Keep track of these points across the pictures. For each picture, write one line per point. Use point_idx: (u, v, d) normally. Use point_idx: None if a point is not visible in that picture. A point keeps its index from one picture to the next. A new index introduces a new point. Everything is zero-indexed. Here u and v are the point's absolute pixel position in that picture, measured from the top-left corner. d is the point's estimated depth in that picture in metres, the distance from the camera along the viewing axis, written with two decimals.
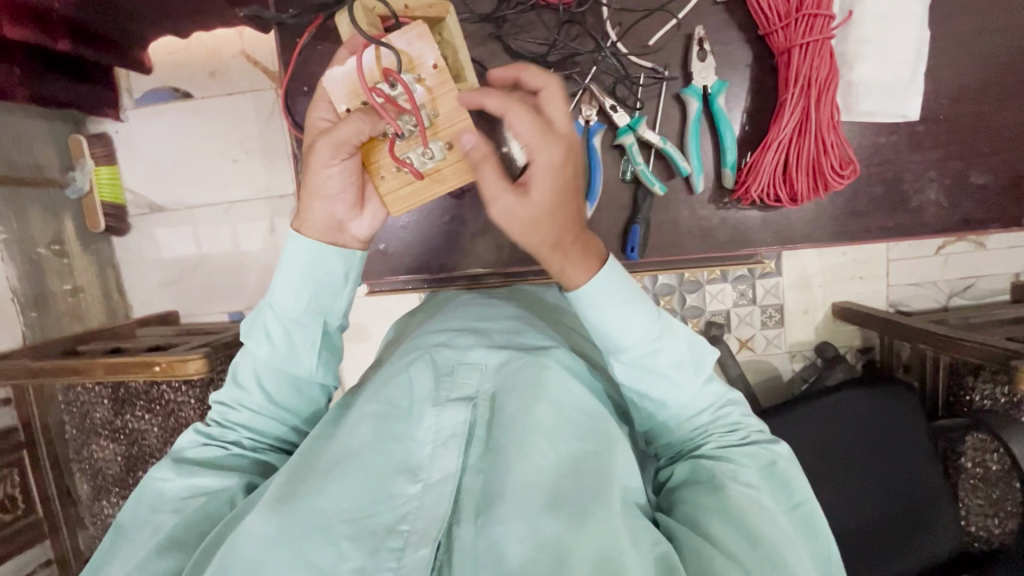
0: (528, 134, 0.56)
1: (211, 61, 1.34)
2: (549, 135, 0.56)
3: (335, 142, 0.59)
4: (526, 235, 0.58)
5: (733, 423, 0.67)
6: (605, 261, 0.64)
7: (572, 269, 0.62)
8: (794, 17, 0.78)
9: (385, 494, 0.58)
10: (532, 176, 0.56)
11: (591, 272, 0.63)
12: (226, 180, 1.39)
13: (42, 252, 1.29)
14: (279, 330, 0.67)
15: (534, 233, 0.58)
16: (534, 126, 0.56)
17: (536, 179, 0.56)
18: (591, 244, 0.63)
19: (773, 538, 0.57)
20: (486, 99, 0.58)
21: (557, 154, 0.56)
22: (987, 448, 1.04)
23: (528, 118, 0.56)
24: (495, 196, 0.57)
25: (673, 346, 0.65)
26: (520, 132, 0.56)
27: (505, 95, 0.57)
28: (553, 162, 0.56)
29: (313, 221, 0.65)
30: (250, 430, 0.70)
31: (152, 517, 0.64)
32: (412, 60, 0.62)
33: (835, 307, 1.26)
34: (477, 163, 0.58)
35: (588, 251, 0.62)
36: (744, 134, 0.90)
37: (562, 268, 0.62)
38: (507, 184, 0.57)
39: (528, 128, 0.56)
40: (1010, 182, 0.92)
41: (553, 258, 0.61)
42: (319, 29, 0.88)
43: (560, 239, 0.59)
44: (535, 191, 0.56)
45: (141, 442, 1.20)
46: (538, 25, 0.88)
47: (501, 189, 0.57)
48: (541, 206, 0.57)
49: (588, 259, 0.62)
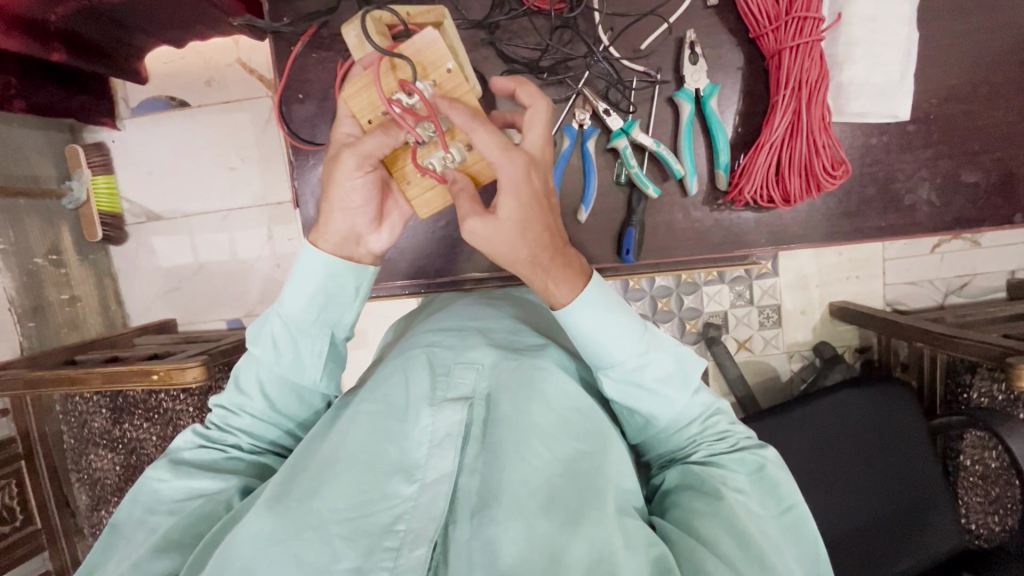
0: (488, 150, 0.57)
1: (207, 71, 1.35)
2: (510, 149, 0.56)
3: (361, 154, 0.60)
4: (502, 254, 0.58)
5: (722, 431, 0.67)
6: (589, 278, 0.64)
7: (556, 287, 0.62)
8: (783, 20, 0.79)
9: (380, 494, 0.57)
10: (498, 193, 0.57)
11: (576, 291, 0.63)
12: (223, 189, 1.40)
13: (39, 262, 1.29)
14: (286, 339, 0.67)
15: (506, 249, 0.58)
16: (496, 143, 0.56)
17: (502, 196, 0.57)
18: (573, 261, 0.63)
19: (763, 543, 0.57)
20: (451, 113, 0.57)
21: (517, 170, 0.57)
22: (986, 445, 1.04)
23: (489, 136, 0.56)
24: (466, 215, 0.58)
25: (661, 360, 0.65)
26: (481, 149, 0.57)
27: (470, 114, 0.57)
28: (513, 178, 0.56)
29: (331, 234, 0.65)
30: (251, 435, 0.70)
31: (149, 517, 0.64)
32: (426, 66, 0.62)
33: (832, 307, 1.26)
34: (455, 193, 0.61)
35: (570, 269, 0.62)
36: (736, 136, 0.91)
37: (546, 285, 0.62)
38: (480, 207, 0.59)
39: (492, 145, 0.56)
40: (1001, 180, 0.93)
41: (535, 276, 0.61)
42: (313, 37, 0.88)
43: (536, 256, 0.59)
44: (502, 210, 0.57)
45: (139, 451, 1.20)
46: (530, 31, 0.88)
47: (472, 210, 0.58)
48: (514, 221, 0.57)
49: (572, 277, 0.62)
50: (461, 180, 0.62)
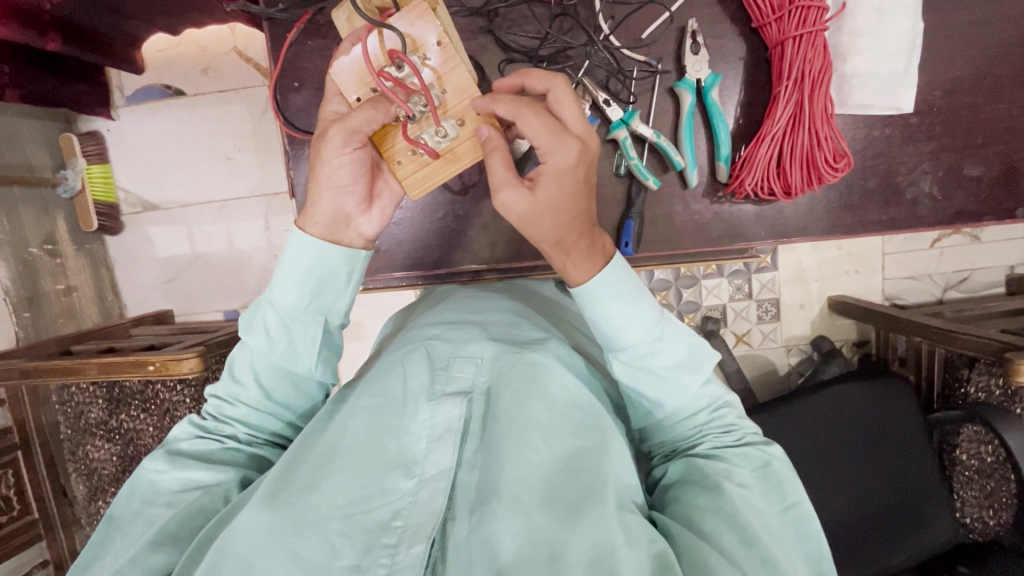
0: (540, 136, 0.57)
1: (202, 58, 1.33)
2: (561, 136, 0.57)
3: (348, 129, 0.60)
4: (526, 228, 0.60)
5: (728, 424, 0.67)
6: (610, 257, 0.65)
7: (574, 266, 0.63)
8: (787, 9, 0.78)
9: (378, 489, 0.57)
10: (542, 174, 0.58)
11: (594, 273, 0.64)
12: (219, 179, 1.39)
13: (34, 252, 1.29)
14: (279, 326, 0.66)
15: (535, 228, 0.60)
16: (548, 130, 0.57)
17: (544, 177, 0.58)
18: (596, 241, 0.64)
19: (766, 539, 0.57)
20: (496, 107, 0.59)
21: (568, 158, 0.57)
22: (983, 440, 1.04)
23: (541, 122, 0.57)
24: (500, 187, 0.59)
25: (674, 347, 0.65)
26: (533, 135, 0.57)
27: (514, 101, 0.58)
28: (561, 165, 0.57)
29: (318, 216, 0.64)
30: (246, 425, 0.70)
31: (146, 509, 0.64)
32: (415, 39, 0.62)
33: (831, 301, 1.26)
34: (489, 151, 0.61)
35: (592, 250, 0.63)
36: (737, 128, 0.90)
37: (564, 264, 0.64)
38: (514, 177, 0.59)
39: (543, 131, 0.57)
40: (1002, 174, 0.92)
41: (555, 254, 0.63)
42: (310, 24, 0.87)
43: (562, 237, 0.61)
44: (541, 189, 0.58)
45: (136, 441, 1.19)
46: (529, 19, 0.87)
47: (507, 181, 0.59)
48: (545, 202, 0.58)
49: (593, 254, 0.64)
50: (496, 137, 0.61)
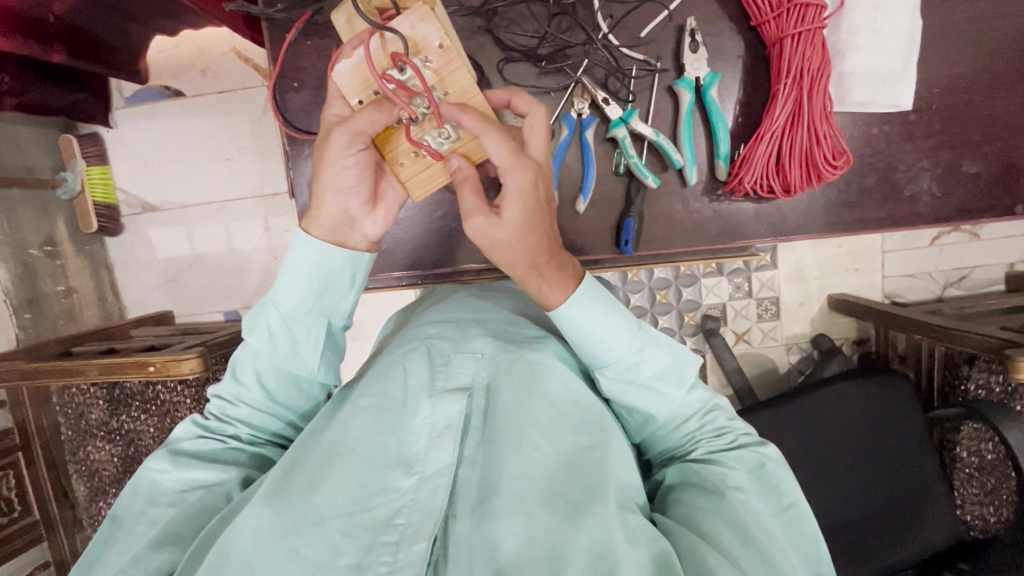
0: (499, 156, 0.58)
1: (201, 59, 1.34)
2: (521, 157, 0.58)
3: (352, 131, 0.60)
4: (499, 254, 0.60)
5: (720, 428, 0.67)
6: (582, 278, 0.65)
7: (550, 290, 0.63)
8: (785, 7, 0.78)
9: (379, 487, 0.57)
10: (505, 199, 0.58)
11: (569, 293, 0.63)
12: (219, 180, 1.39)
13: (34, 253, 1.29)
14: (282, 329, 0.66)
15: (509, 253, 0.60)
16: (507, 150, 0.58)
17: (507, 201, 0.58)
18: (567, 262, 0.64)
19: (764, 541, 0.57)
20: (463, 116, 0.59)
21: (525, 177, 0.58)
22: (982, 437, 1.04)
23: (500, 141, 0.58)
24: (469, 213, 0.59)
25: (657, 358, 0.65)
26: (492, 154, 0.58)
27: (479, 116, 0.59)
28: (521, 185, 0.58)
29: (322, 219, 0.64)
30: (249, 426, 0.70)
31: (148, 509, 0.64)
32: (416, 41, 0.62)
33: (830, 299, 1.26)
34: (459, 182, 0.62)
35: (563, 272, 0.63)
36: (736, 126, 0.90)
37: (539, 288, 0.63)
38: (482, 204, 0.60)
39: (501, 150, 0.58)
40: (1001, 171, 0.92)
41: (529, 278, 0.62)
42: (308, 24, 0.87)
43: (537, 259, 0.61)
44: (507, 214, 0.58)
45: (136, 442, 1.19)
46: (528, 18, 0.87)
47: (473, 209, 0.59)
48: (514, 226, 0.59)
49: (565, 277, 0.63)
50: (465, 167, 0.63)
